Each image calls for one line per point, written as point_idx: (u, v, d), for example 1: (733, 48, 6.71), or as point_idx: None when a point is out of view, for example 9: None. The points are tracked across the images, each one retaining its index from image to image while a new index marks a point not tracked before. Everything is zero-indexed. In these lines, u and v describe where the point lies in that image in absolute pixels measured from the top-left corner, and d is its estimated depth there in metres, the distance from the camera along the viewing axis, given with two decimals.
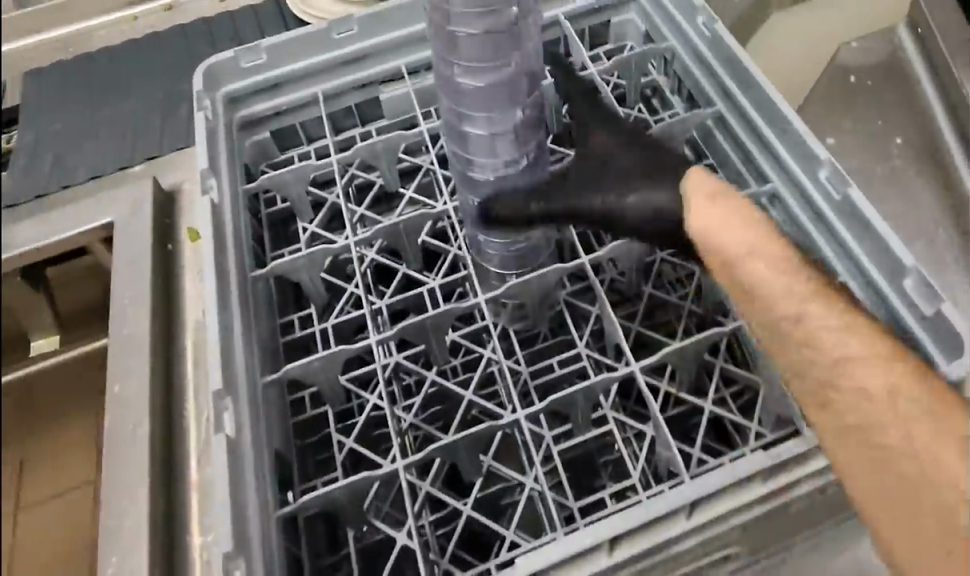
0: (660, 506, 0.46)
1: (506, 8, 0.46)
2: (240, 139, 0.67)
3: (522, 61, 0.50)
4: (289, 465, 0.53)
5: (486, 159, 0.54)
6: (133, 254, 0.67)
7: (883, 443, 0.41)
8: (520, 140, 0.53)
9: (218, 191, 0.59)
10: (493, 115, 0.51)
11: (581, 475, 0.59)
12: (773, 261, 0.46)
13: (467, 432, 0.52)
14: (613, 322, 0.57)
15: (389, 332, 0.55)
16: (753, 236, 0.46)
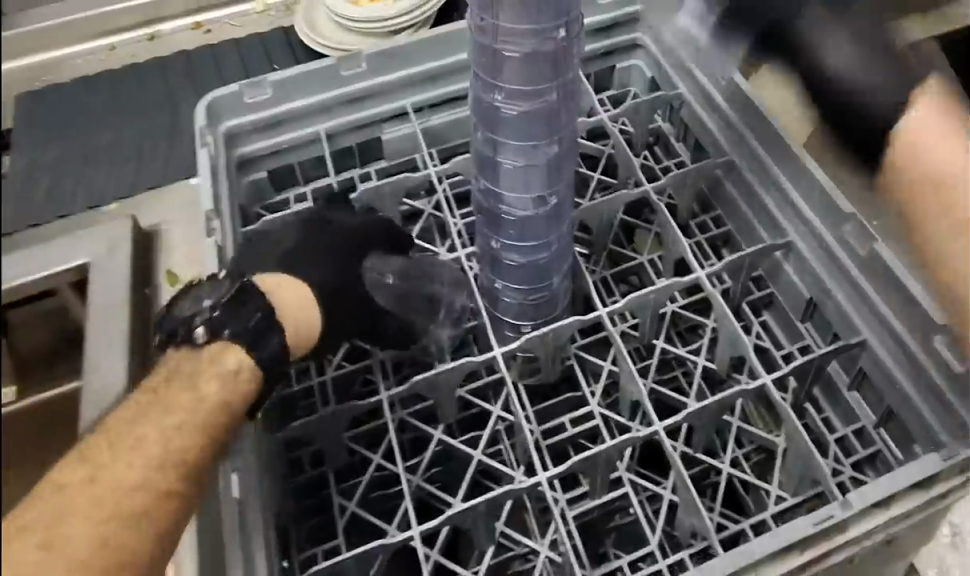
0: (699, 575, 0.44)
1: (554, 31, 0.45)
2: (237, 178, 0.65)
3: (562, 89, 0.48)
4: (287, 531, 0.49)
5: (517, 193, 0.52)
6: (113, 298, 0.63)
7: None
8: (551, 177, 0.51)
9: (221, 233, 0.56)
10: (528, 145, 0.50)
11: (588, 541, 0.55)
12: (932, 210, 0.47)
13: (485, 496, 0.48)
14: (636, 377, 0.54)
15: (402, 389, 0.52)
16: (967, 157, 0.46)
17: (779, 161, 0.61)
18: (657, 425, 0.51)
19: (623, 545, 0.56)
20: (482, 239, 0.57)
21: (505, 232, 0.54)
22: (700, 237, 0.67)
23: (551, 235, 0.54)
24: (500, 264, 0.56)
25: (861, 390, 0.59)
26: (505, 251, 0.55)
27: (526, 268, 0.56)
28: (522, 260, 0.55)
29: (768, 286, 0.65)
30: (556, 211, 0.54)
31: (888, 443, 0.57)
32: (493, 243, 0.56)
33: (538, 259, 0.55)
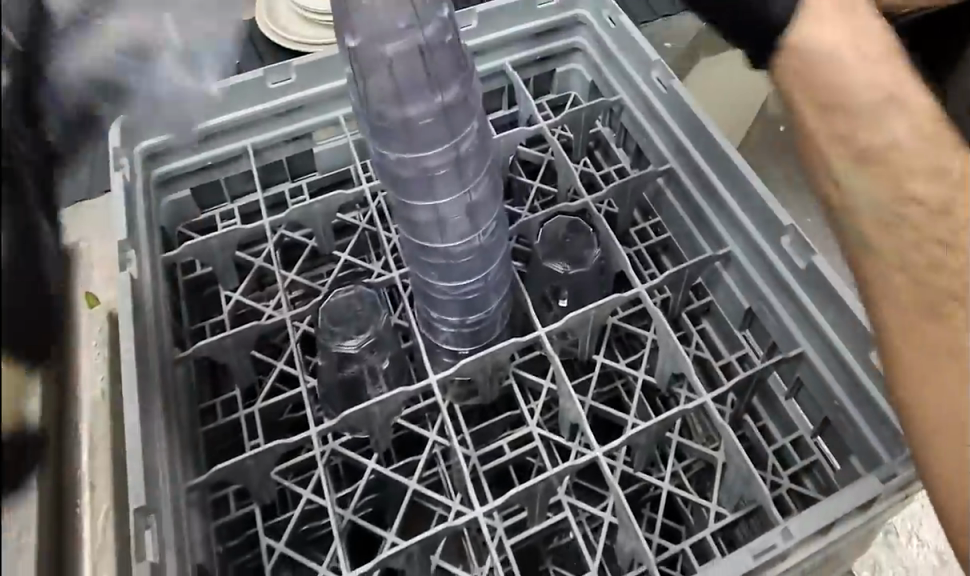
0: None
1: (427, 92, 0.44)
2: (158, 199, 0.62)
3: (459, 144, 0.46)
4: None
5: (438, 238, 0.50)
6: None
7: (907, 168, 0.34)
8: (472, 220, 0.49)
9: (137, 263, 0.54)
10: (445, 195, 0.48)
11: (527, 566, 0.53)
12: (854, 48, 0.35)
13: (420, 535, 0.47)
14: (575, 400, 0.52)
15: (331, 422, 0.50)
16: (853, 32, 0.35)
17: (718, 173, 0.61)
18: (597, 451, 0.50)
19: (561, 565, 0.54)
20: (412, 273, 0.54)
21: (431, 276, 0.52)
22: (641, 246, 0.66)
23: (483, 270, 0.52)
24: (432, 298, 0.54)
25: (800, 400, 0.57)
26: (435, 293, 0.53)
27: (456, 301, 0.53)
28: (452, 295, 0.53)
29: (707, 294, 0.64)
30: (485, 246, 0.51)
31: (826, 453, 0.55)
32: (422, 279, 0.53)
33: (470, 291, 0.53)
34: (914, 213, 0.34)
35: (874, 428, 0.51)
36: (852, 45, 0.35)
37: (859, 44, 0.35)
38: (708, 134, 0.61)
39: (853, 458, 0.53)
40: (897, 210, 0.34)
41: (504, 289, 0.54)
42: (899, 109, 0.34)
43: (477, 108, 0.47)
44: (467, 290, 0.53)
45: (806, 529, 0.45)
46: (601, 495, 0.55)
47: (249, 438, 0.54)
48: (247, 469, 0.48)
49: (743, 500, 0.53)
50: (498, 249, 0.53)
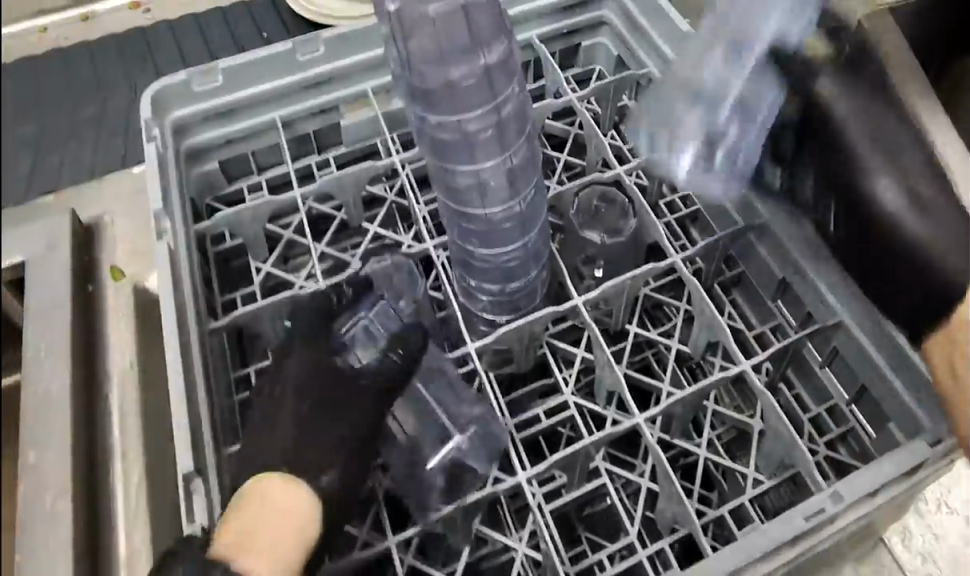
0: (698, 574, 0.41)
1: (471, 54, 0.43)
2: (187, 170, 0.62)
3: (502, 107, 0.46)
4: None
5: (479, 206, 0.50)
6: (51, 295, 0.59)
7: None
8: (513, 184, 0.49)
9: (172, 233, 0.54)
10: (488, 161, 0.48)
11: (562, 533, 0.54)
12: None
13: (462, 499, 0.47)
14: (614, 367, 0.52)
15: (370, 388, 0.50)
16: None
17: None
18: (637, 417, 0.50)
19: (595, 532, 0.54)
20: (452, 241, 0.54)
21: (472, 243, 0.52)
22: (671, 218, 0.66)
23: (524, 236, 0.52)
24: (471, 266, 0.54)
25: (834, 369, 0.57)
26: (475, 260, 0.53)
27: (495, 268, 0.53)
28: (492, 263, 0.53)
29: (739, 266, 0.64)
30: (526, 212, 0.51)
31: (861, 421, 0.55)
32: (463, 246, 0.53)
33: (510, 258, 0.53)
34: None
35: (915, 396, 0.51)
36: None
37: None
38: None
39: (890, 425, 0.53)
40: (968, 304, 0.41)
41: (543, 256, 0.54)
42: None
43: (517, 68, 0.47)
44: (507, 256, 0.53)
45: (855, 493, 0.44)
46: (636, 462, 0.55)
47: None
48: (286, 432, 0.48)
49: (783, 466, 0.53)
50: (537, 215, 0.53)
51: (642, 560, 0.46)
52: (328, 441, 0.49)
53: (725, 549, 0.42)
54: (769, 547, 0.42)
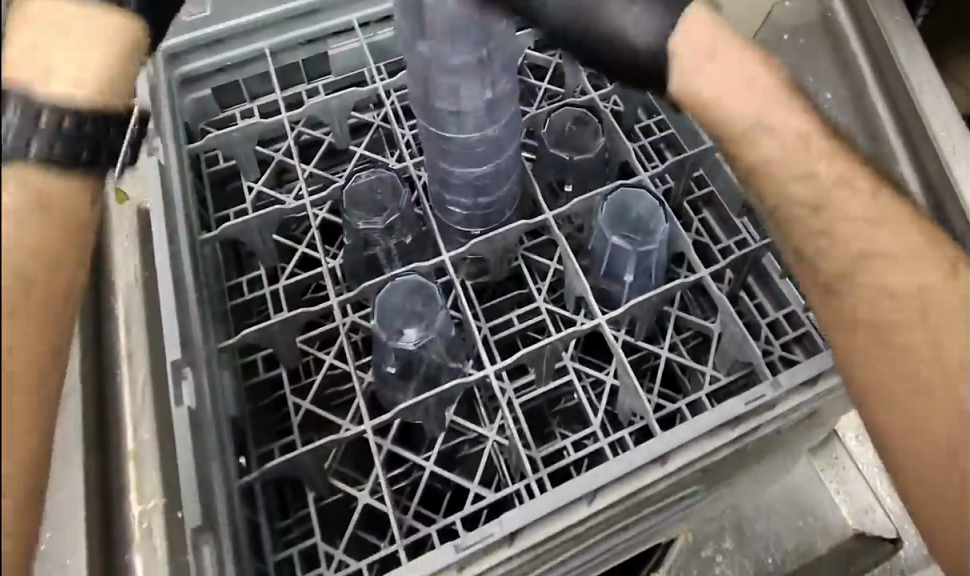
0: (647, 451, 0.45)
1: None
2: (179, 97, 0.65)
3: (491, 41, 0.49)
4: (240, 430, 0.52)
5: (454, 130, 0.54)
6: None
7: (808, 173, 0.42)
8: (491, 111, 0.53)
9: (164, 152, 0.57)
10: (465, 96, 0.52)
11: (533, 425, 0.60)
12: (771, 127, 0.42)
13: (435, 391, 0.52)
14: (579, 273, 0.56)
15: (351, 293, 0.54)
16: (743, 71, 0.42)
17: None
18: (599, 318, 0.54)
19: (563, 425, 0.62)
20: (428, 159, 0.58)
21: (449, 162, 0.56)
22: (644, 142, 0.69)
23: (495, 157, 0.56)
24: (446, 183, 0.58)
25: (792, 278, 0.61)
26: (453, 179, 0.57)
27: (469, 185, 0.57)
28: (466, 182, 0.57)
29: (709, 185, 0.68)
30: (499, 137, 0.55)
31: (816, 325, 0.60)
32: (439, 164, 0.57)
33: (483, 176, 0.57)
34: (876, 254, 0.41)
35: None
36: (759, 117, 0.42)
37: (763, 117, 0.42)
38: None
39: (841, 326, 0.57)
40: (847, 243, 0.42)
41: (514, 174, 0.58)
42: (809, 180, 0.42)
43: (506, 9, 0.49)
44: (480, 175, 0.57)
45: (794, 381, 0.48)
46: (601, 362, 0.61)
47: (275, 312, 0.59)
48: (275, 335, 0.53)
49: (737, 362, 0.57)
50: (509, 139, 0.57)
51: (600, 447, 0.53)
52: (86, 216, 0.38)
53: (674, 427, 0.46)
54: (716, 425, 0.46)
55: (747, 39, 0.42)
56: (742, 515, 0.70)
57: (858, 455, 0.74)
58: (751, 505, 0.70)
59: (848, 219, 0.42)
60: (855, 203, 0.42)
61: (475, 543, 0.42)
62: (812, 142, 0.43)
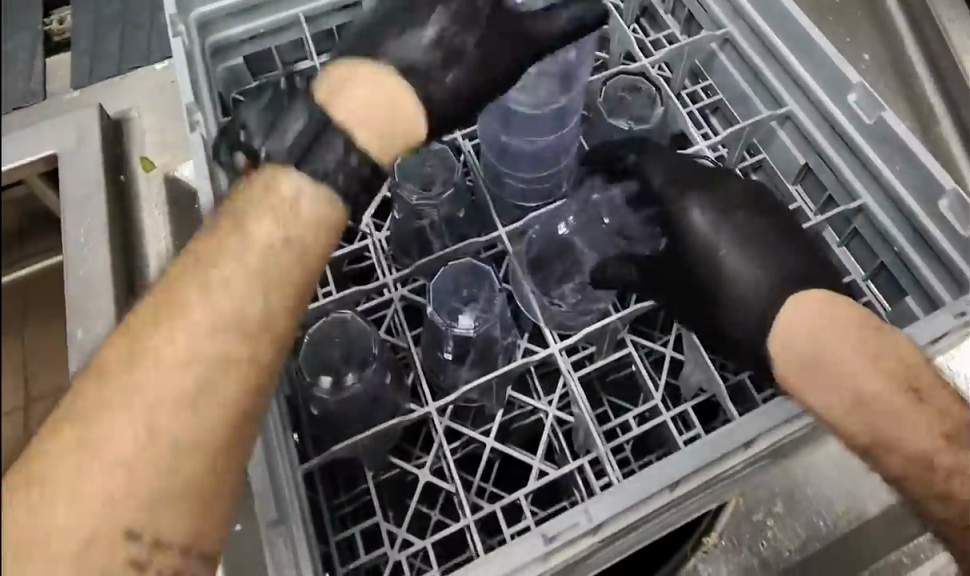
0: (727, 439, 0.44)
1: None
2: (213, 66, 0.62)
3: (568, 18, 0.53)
4: (294, 407, 0.50)
5: (532, 99, 0.55)
6: (80, 187, 0.63)
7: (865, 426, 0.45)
8: (566, 82, 0.56)
9: (205, 125, 0.54)
10: (545, 68, 0.55)
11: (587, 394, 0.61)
12: (891, 431, 0.44)
13: (500, 369, 0.50)
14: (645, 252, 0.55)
15: (408, 269, 0.53)
16: (861, 365, 0.45)
17: (781, 32, 0.62)
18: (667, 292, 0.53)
19: (615, 395, 0.62)
20: (487, 129, 0.58)
21: (515, 128, 0.57)
22: (693, 107, 0.68)
23: (562, 129, 0.57)
24: (506, 153, 0.58)
25: (850, 247, 0.63)
26: (512, 155, 0.57)
27: (532, 155, 0.58)
28: (528, 151, 0.58)
29: (760, 151, 0.67)
30: (565, 111, 0.57)
31: (876, 296, 0.61)
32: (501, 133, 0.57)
33: (546, 144, 0.57)
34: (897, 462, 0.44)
35: (941, 279, 0.55)
36: (850, 408, 0.45)
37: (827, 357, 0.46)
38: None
39: (908, 298, 0.58)
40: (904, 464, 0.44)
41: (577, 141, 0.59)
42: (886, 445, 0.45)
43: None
44: (544, 142, 0.57)
45: None
46: (654, 334, 0.60)
47: (322, 288, 0.58)
48: (331, 334, 0.48)
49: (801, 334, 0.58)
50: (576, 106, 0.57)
51: (667, 417, 0.53)
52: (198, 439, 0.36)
53: (758, 411, 0.46)
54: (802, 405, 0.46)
55: (855, 328, 0.46)
56: (794, 479, 0.62)
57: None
58: (801, 469, 0.62)
59: (897, 428, 0.44)
60: (898, 409, 0.44)
61: (561, 534, 0.42)
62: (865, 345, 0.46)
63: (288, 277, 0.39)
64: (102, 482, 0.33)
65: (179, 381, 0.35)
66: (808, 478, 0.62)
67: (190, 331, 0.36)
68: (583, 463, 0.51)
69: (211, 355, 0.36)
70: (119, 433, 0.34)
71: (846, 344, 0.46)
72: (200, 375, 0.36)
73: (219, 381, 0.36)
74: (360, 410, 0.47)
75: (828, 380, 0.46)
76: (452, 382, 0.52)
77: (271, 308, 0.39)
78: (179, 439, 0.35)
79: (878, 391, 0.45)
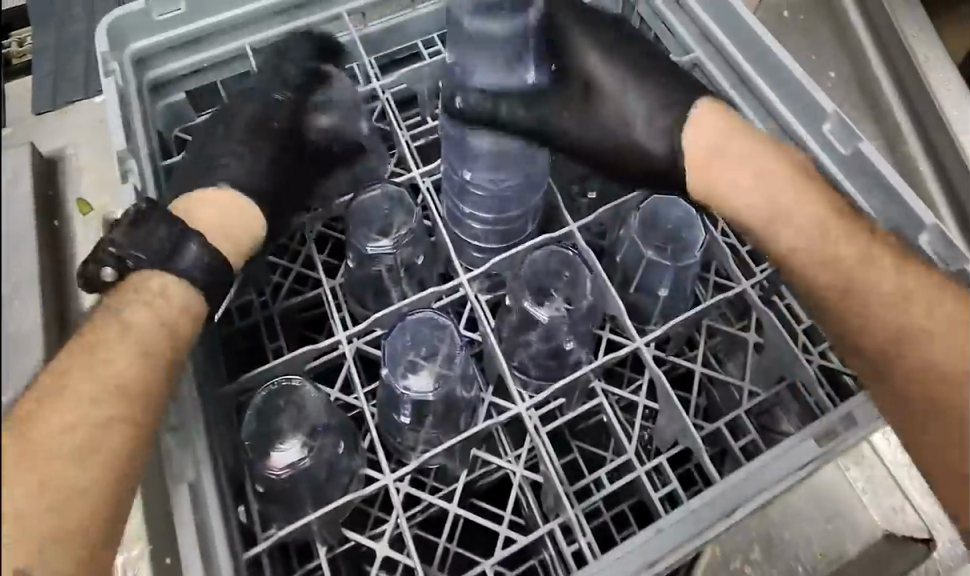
0: (711, 511, 0.44)
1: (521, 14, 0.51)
2: (151, 104, 0.58)
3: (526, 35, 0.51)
4: (239, 475, 0.47)
5: (489, 125, 0.53)
6: None
7: (872, 322, 0.47)
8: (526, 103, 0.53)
9: (140, 174, 0.50)
10: (510, 97, 0.52)
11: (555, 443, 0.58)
12: (915, 333, 0.46)
13: (464, 434, 0.47)
14: (618, 301, 0.53)
15: (363, 325, 0.50)
16: (859, 246, 0.48)
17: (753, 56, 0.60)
18: (639, 342, 0.52)
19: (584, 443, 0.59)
20: (449, 164, 0.55)
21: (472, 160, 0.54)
22: None
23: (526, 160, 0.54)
24: (467, 192, 0.55)
25: None
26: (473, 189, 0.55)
27: (492, 195, 0.54)
28: (490, 189, 0.54)
29: None
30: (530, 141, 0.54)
31: None
32: (462, 172, 0.55)
33: (507, 181, 0.54)
34: (916, 362, 0.46)
35: None
36: (851, 295, 0.48)
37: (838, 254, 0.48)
38: (744, 24, 0.59)
39: None
40: (936, 386, 0.46)
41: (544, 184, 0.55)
42: (888, 330, 0.47)
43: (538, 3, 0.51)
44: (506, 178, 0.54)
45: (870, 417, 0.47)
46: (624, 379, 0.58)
47: (271, 340, 0.54)
48: (279, 401, 0.46)
49: (774, 378, 0.57)
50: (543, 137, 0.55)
51: (639, 475, 0.51)
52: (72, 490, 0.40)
53: (742, 475, 0.45)
54: (785, 470, 0.45)
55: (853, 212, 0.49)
56: (770, 523, 0.60)
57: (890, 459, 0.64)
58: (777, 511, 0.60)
59: (877, 312, 0.47)
60: (921, 295, 0.47)
61: None
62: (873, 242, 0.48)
63: (166, 321, 0.46)
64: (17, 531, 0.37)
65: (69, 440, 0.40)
66: (784, 519, 0.60)
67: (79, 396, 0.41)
68: (553, 528, 0.48)
69: (103, 415, 0.41)
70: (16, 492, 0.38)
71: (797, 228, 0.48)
72: (71, 430, 0.40)
73: (102, 436, 0.41)
74: (314, 483, 0.45)
75: (847, 286, 0.48)
76: (411, 445, 0.49)
77: (146, 341, 0.44)
78: (69, 491, 0.40)
79: (887, 277, 0.47)
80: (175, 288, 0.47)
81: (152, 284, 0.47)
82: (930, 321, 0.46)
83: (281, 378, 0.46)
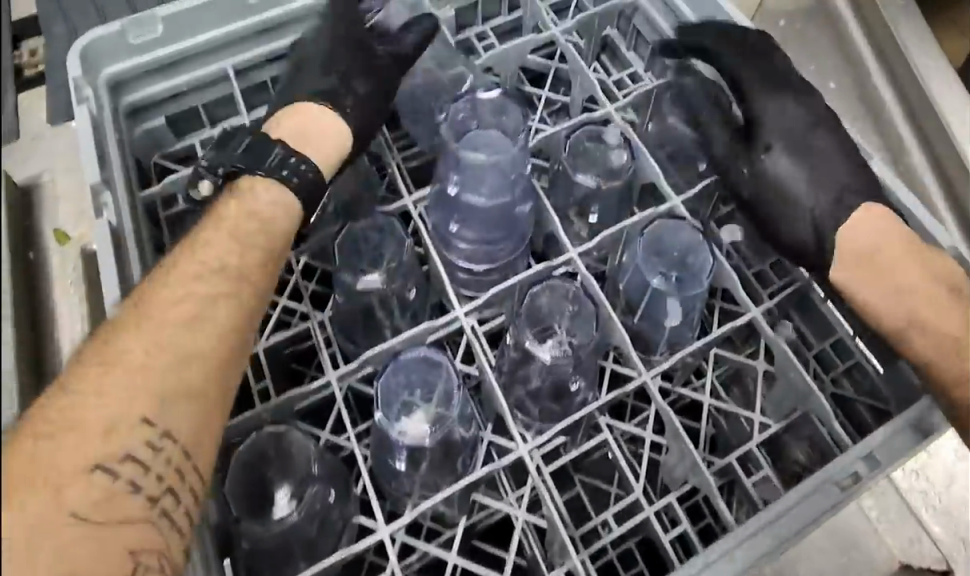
0: (726, 565, 0.42)
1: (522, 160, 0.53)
2: (129, 130, 0.55)
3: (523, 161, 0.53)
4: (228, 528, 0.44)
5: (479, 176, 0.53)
6: None
7: (940, 340, 0.50)
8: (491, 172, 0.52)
9: (115, 208, 0.48)
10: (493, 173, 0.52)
11: (559, 481, 0.56)
12: (956, 344, 0.50)
13: (464, 480, 0.45)
14: (622, 330, 0.50)
15: (355, 364, 0.47)
16: (920, 296, 0.51)
17: None
18: (644, 375, 0.49)
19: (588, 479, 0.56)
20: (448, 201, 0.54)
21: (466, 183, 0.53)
22: None
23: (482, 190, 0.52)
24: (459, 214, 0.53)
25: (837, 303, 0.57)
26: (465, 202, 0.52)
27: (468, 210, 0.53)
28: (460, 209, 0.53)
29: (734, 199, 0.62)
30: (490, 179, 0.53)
31: (867, 355, 0.56)
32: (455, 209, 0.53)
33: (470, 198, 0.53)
34: None
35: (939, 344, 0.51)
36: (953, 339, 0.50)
37: (917, 311, 0.51)
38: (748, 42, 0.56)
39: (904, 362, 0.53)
40: None
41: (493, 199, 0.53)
42: (944, 340, 0.50)
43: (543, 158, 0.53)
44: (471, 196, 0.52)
45: (891, 456, 0.45)
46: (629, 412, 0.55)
47: (259, 380, 0.51)
48: (267, 450, 0.43)
49: (786, 408, 0.55)
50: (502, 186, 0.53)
51: (647, 517, 0.48)
52: (164, 441, 0.40)
53: (757, 523, 0.43)
54: (807, 515, 0.43)
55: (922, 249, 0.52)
56: None
57: (903, 486, 0.62)
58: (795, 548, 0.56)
59: None
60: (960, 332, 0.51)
61: None
62: (931, 293, 0.51)
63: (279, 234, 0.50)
64: (91, 455, 0.38)
65: (156, 376, 0.41)
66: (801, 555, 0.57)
67: (137, 358, 0.41)
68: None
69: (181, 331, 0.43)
70: (63, 457, 0.37)
71: (942, 303, 0.51)
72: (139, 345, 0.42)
73: (183, 348, 0.43)
74: (305, 537, 0.42)
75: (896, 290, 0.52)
76: (407, 490, 0.46)
77: (225, 274, 0.47)
78: (154, 432, 0.40)
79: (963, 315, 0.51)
80: (264, 191, 0.50)
81: (259, 195, 0.50)
82: (954, 339, 0.50)
83: (267, 426, 0.44)
